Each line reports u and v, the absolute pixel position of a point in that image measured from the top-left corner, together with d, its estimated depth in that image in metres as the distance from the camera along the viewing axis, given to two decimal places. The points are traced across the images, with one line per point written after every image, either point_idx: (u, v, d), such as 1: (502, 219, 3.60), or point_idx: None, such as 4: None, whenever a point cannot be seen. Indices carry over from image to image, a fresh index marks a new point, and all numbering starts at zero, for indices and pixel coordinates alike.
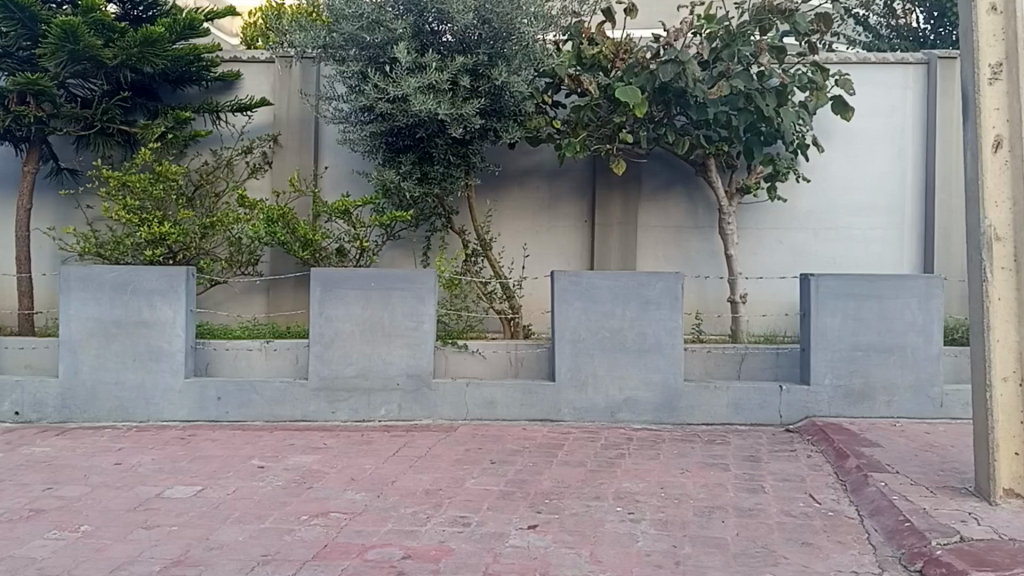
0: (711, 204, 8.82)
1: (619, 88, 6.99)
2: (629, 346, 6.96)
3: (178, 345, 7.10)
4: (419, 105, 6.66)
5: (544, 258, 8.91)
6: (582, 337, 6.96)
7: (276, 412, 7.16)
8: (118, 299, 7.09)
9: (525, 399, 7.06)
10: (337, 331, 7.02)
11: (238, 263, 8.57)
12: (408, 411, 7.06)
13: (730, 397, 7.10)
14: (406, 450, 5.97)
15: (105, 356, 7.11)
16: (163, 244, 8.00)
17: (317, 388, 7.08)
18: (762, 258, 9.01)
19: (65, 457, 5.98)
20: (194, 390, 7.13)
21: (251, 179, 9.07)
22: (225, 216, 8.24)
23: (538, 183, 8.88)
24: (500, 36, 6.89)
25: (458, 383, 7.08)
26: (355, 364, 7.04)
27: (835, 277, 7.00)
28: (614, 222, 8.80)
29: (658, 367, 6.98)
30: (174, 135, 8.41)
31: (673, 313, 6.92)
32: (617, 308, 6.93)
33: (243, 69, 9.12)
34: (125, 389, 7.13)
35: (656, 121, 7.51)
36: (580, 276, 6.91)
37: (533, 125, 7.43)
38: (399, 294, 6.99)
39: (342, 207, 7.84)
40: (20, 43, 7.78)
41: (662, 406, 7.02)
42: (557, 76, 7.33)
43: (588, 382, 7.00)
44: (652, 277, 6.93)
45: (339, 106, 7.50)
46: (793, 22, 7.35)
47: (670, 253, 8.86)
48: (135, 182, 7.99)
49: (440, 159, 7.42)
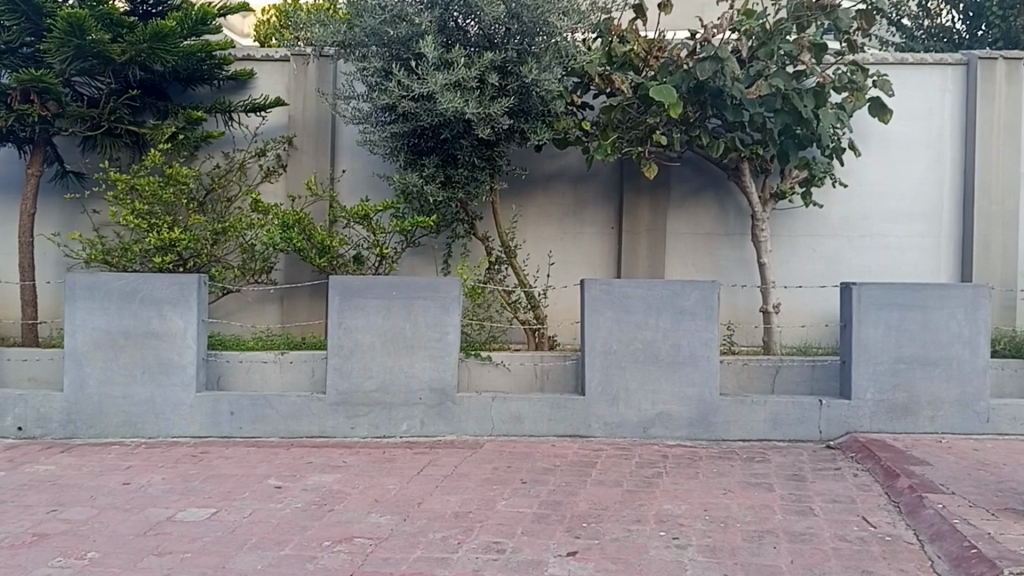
0: (743, 211, 8.57)
1: (654, 87, 6.65)
2: (663, 359, 6.56)
3: (189, 357, 6.78)
4: (447, 103, 6.39)
5: (569, 267, 8.60)
6: (613, 349, 6.56)
7: (293, 428, 6.83)
8: (126, 309, 6.77)
9: (554, 414, 6.69)
10: (357, 343, 6.69)
11: (251, 272, 8.29)
12: (432, 426, 6.73)
13: (769, 412, 6.68)
14: (431, 469, 5.63)
15: (113, 368, 6.80)
16: (174, 251, 7.73)
17: (335, 403, 6.76)
18: (795, 265, 8.65)
19: (71, 476, 5.66)
20: (206, 405, 6.82)
21: (265, 183, 8.77)
22: (237, 222, 7.96)
23: (563, 187, 8.60)
24: (530, 31, 6.64)
25: (483, 398, 6.74)
26: (375, 377, 6.72)
27: (878, 286, 6.60)
28: (642, 229, 8.48)
29: (693, 381, 6.58)
30: (186, 138, 8.13)
31: (709, 323, 6.54)
32: (650, 318, 6.54)
33: (256, 68, 8.85)
34: (133, 404, 6.82)
35: (691, 122, 7.18)
36: (612, 284, 6.54)
37: (562, 126, 7.15)
38: (422, 303, 6.66)
39: (362, 212, 7.53)
40: (23, 38, 7.51)
41: (697, 421, 6.61)
42: (587, 76, 7.07)
43: (620, 397, 6.60)
44: (686, 285, 6.54)
45: (359, 106, 7.26)
46: (835, 18, 6.99)
47: (698, 261, 8.61)
48: (144, 186, 7.73)
49: (465, 161, 7.17)
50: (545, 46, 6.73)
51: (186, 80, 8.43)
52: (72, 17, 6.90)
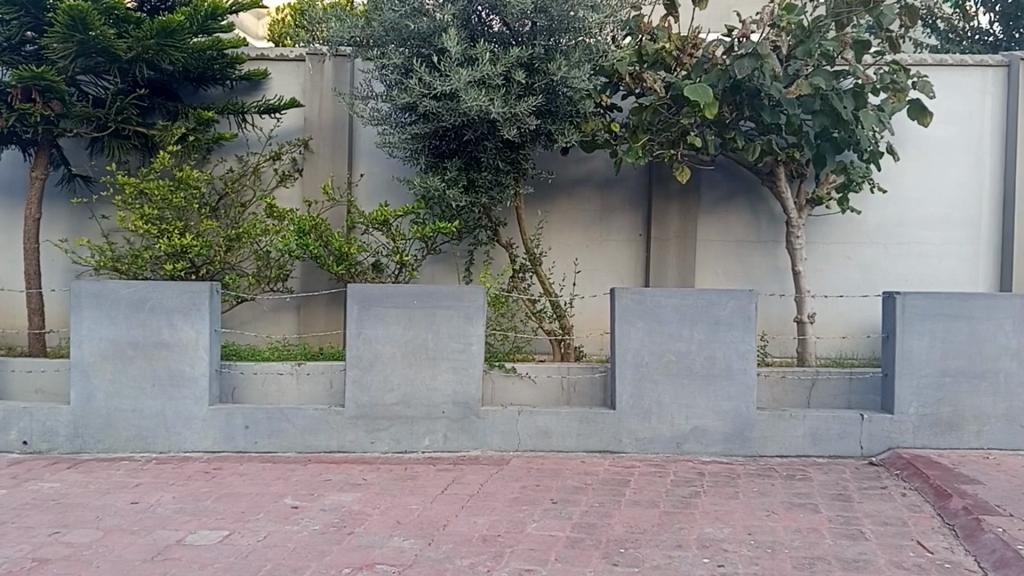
0: (776, 217, 8.36)
1: (688, 86, 6.37)
2: (697, 372, 6.22)
3: (202, 368, 6.50)
4: (471, 101, 6.14)
5: (596, 276, 8.42)
6: (644, 361, 6.23)
7: (310, 443, 6.55)
8: (134, 318, 6.50)
9: (582, 428, 6.37)
10: (377, 355, 6.40)
11: (266, 280, 8.07)
12: (455, 441, 6.43)
13: (808, 425, 6.28)
14: (457, 488, 5.32)
15: (121, 381, 6.53)
16: (186, 257, 7.56)
17: (354, 417, 6.48)
18: (830, 273, 8.34)
19: (77, 494, 5.38)
20: (220, 419, 6.54)
21: (280, 188, 8.57)
22: (251, 227, 7.74)
23: (589, 193, 8.40)
24: (557, 27, 6.40)
25: (509, 411, 6.43)
26: (396, 391, 6.43)
27: (923, 296, 6.18)
28: (671, 236, 8.26)
29: (729, 395, 6.23)
30: (197, 139, 7.96)
31: (746, 335, 6.20)
32: (684, 330, 6.21)
33: (271, 68, 8.65)
34: (143, 418, 6.54)
35: (726, 124, 6.99)
36: (644, 294, 6.21)
37: (590, 129, 6.91)
38: (444, 314, 6.38)
39: (381, 217, 7.30)
40: (24, 33, 7.42)
41: (732, 436, 6.25)
42: (616, 76, 6.86)
43: (652, 411, 6.27)
44: (722, 295, 6.21)
45: (378, 107, 7.04)
46: (877, 14, 6.74)
47: (729, 268, 8.41)
48: (154, 189, 7.52)
49: (488, 164, 6.94)
50: (573, 43, 6.50)
51: (196, 80, 8.27)
52: (73, 11, 6.76)
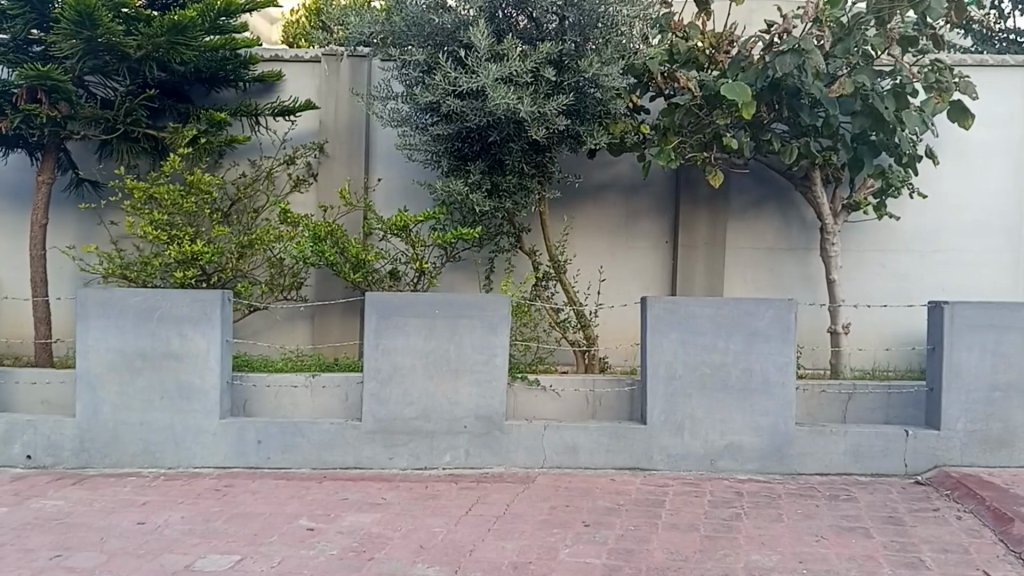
0: (808, 223, 8.06)
1: (726, 84, 6.32)
2: (732, 385, 5.91)
3: (212, 381, 6.23)
4: (500, 98, 5.97)
5: (621, 285, 8.14)
6: (677, 374, 5.92)
7: (325, 459, 6.26)
8: (143, 327, 6.24)
9: (612, 444, 6.06)
10: (396, 367, 6.11)
11: (280, 288, 7.86)
12: (478, 457, 6.14)
13: (850, 442, 5.94)
14: (481, 509, 5.01)
15: (129, 393, 6.27)
16: (197, 265, 7.35)
17: (372, 431, 6.18)
18: (861, 281, 8.04)
19: (80, 513, 5.09)
20: (231, 433, 6.26)
21: (295, 193, 8.39)
22: (264, 234, 7.55)
23: (614, 198, 8.13)
24: (587, 22, 6.30)
25: (535, 426, 6.13)
26: (417, 405, 6.14)
27: (973, 305, 5.84)
28: (699, 243, 8.01)
29: (766, 410, 5.91)
30: (209, 141, 7.72)
31: (784, 346, 5.89)
32: (718, 341, 5.90)
33: (285, 69, 8.44)
34: (151, 432, 6.28)
35: (762, 125, 6.92)
36: (677, 303, 5.90)
37: (619, 130, 6.78)
38: (468, 323, 6.09)
39: (400, 222, 6.98)
40: (29, 31, 7.21)
41: (769, 453, 5.92)
42: (649, 74, 6.78)
43: (684, 426, 5.96)
44: (760, 304, 5.90)
45: (398, 107, 6.89)
46: (924, 8, 6.39)
47: (758, 277, 8.11)
48: (163, 194, 7.37)
49: (513, 168, 6.75)
50: (604, 41, 6.38)
51: (206, 80, 8.08)
52: (80, 5, 6.50)
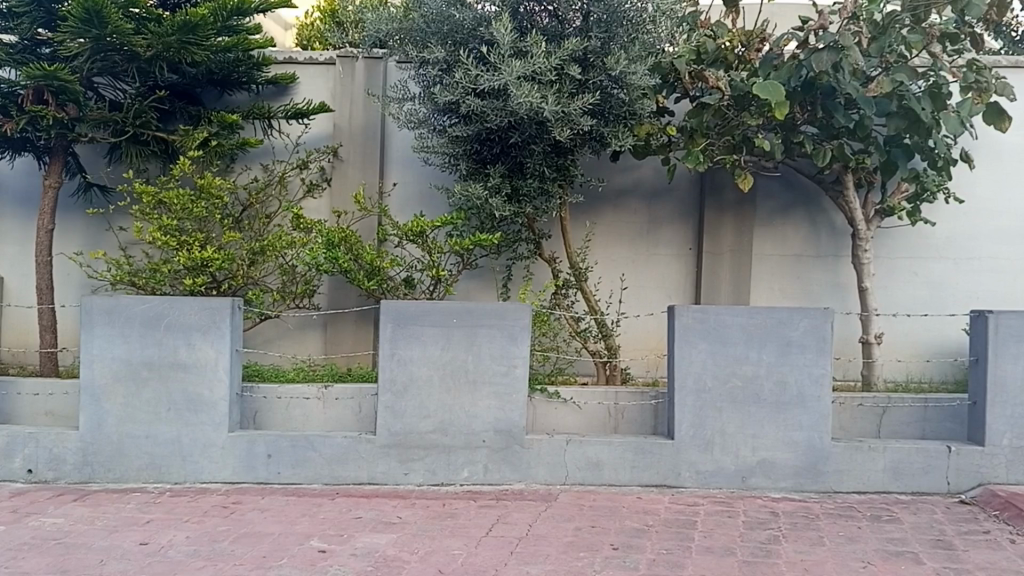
0: (837, 229, 7.79)
1: (758, 83, 6.11)
2: (764, 399, 5.63)
3: (221, 393, 6.01)
4: (523, 96, 5.73)
5: (643, 293, 7.87)
6: (706, 386, 5.64)
7: (337, 474, 6.01)
8: (150, 337, 6.03)
9: (638, 460, 5.78)
10: (412, 378, 5.86)
11: (292, 296, 7.64)
12: (497, 473, 5.87)
13: (889, 459, 5.65)
14: (503, 530, 4.74)
15: (133, 405, 6.05)
16: (207, 272, 7.15)
17: (386, 445, 5.92)
18: (892, 290, 7.74)
19: (80, 533, 4.84)
20: (240, 447, 6.03)
21: (308, 199, 8.16)
22: (277, 240, 7.34)
23: (636, 204, 7.87)
24: (613, 19, 6.06)
25: (556, 440, 5.85)
26: (433, 417, 5.87)
27: (1019, 315, 5.56)
28: (725, 249, 7.70)
29: (799, 424, 5.62)
30: (220, 143, 7.49)
31: (820, 358, 5.61)
32: (750, 352, 5.63)
33: (300, 72, 8.25)
34: (156, 445, 6.06)
35: (795, 125, 6.69)
36: (707, 312, 5.64)
37: (644, 131, 6.57)
38: (487, 332, 5.83)
39: (417, 228, 6.73)
40: (35, 31, 6.97)
41: (804, 469, 5.64)
42: (676, 75, 6.55)
43: (715, 441, 5.67)
44: (794, 313, 5.63)
45: (415, 108, 6.65)
46: (962, 5, 6.13)
47: (786, 285, 7.83)
48: (173, 199, 7.17)
49: (534, 171, 6.52)
50: (630, 39, 6.15)
51: (218, 82, 7.88)
52: (88, 2, 6.26)
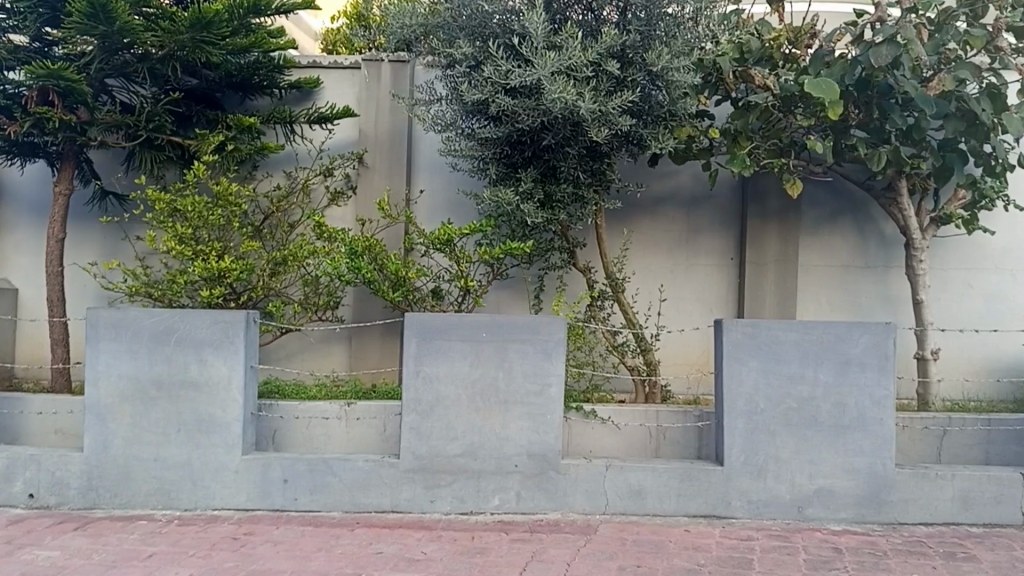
0: (887, 238, 7.32)
1: (809, 82, 5.61)
2: (822, 423, 5.17)
3: (234, 413, 5.62)
4: (558, 93, 5.29)
5: (683, 305, 7.40)
6: (759, 408, 5.19)
7: (358, 500, 5.59)
8: (159, 352, 5.67)
9: (684, 488, 5.32)
10: (438, 397, 5.44)
11: (314, 308, 7.26)
12: (531, 500, 5.43)
13: (958, 487, 5.16)
14: (538, 570, 4.30)
15: (141, 426, 5.67)
16: (224, 283, 6.78)
17: (411, 470, 5.50)
18: (947, 304, 7.22)
19: (74, 570, 4.45)
20: (254, 470, 5.63)
21: (332, 207, 7.77)
22: (298, 249, 6.98)
23: (674, 211, 7.42)
24: (654, 9, 5.63)
25: (595, 465, 5.41)
26: (461, 440, 5.45)
27: None
28: (770, 262, 7.20)
29: (860, 449, 5.15)
30: (237, 147, 7.09)
31: (882, 377, 5.14)
32: (806, 372, 5.18)
33: (323, 76, 7.88)
34: (165, 468, 5.67)
35: (850, 125, 6.15)
36: (759, 325, 5.20)
37: (687, 133, 6.14)
38: (518, 348, 5.41)
39: (443, 236, 6.29)
40: (40, 27, 6.63)
41: (866, 499, 5.16)
42: (720, 73, 6.11)
43: (768, 468, 5.21)
44: (853, 328, 5.16)
45: (442, 110, 6.25)
46: None
47: (833, 297, 7.34)
48: (187, 206, 6.79)
49: (568, 176, 6.09)
50: (672, 32, 5.72)
51: (238, 86, 7.52)
52: None
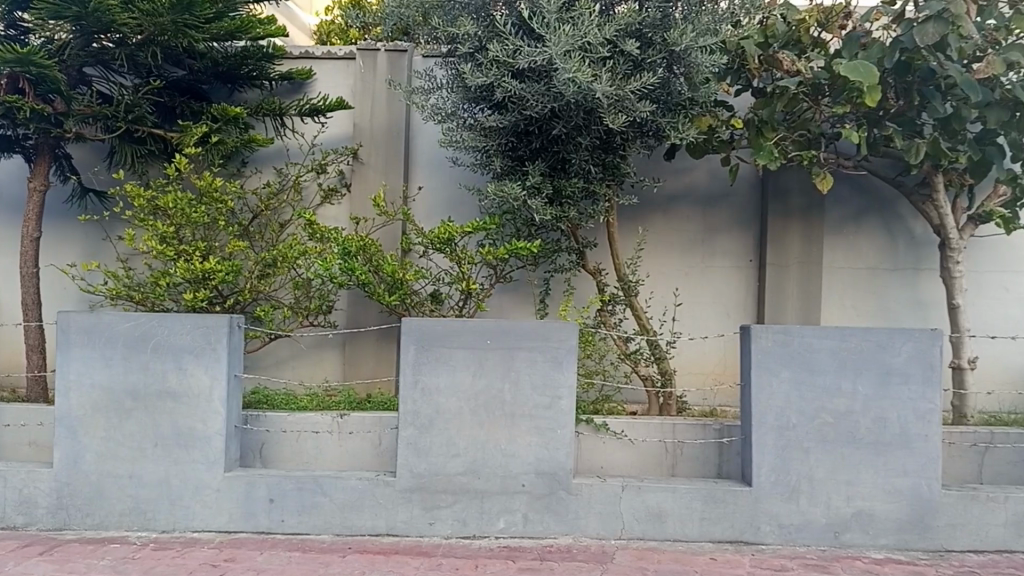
0: (917, 238, 6.83)
1: (846, 65, 5.22)
2: (861, 440, 4.73)
3: (215, 426, 5.15)
4: (573, 72, 4.84)
5: (698, 309, 6.94)
6: (791, 423, 4.76)
7: (350, 523, 5.11)
8: (136, 360, 5.20)
9: (708, 511, 4.86)
10: (439, 410, 4.98)
11: (306, 312, 6.81)
12: (540, 524, 4.96)
13: (1012, 511, 4.71)
14: None
15: (116, 440, 5.20)
16: (209, 285, 6.29)
17: (408, 490, 5.02)
18: (985, 310, 6.75)
19: None
20: (236, 490, 5.15)
21: (325, 206, 7.31)
22: (289, 249, 6.52)
23: (689, 210, 6.95)
24: None
25: (610, 486, 4.95)
26: (463, 457, 4.98)
27: None
28: (792, 262, 6.75)
29: (904, 469, 4.71)
30: (222, 140, 6.59)
31: (927, 390, 4.71)
32: (844, 384, 4.75)
33: (316, 67, 7.42)
34: (141, 487, 5.19)
35: (890, 114, 5.74)
36: (791, 332, 4.77)
37: (707, 123, 5.69)
38: (526, 356, 4.95)
39: (443, 234, 5.81)
40: (10, 9, 6.15)
41: (909, 524, 4.72)
42: (743, 59, 5.67)
43: (801, 489, 4.76)
44: (894, 336, 4.75)
45: (443, 99, 5.80)
46: None
47: (859, 300, 6.88)
48: (168, 202, 6.32)
49: (579, 169, 5.63)
50: (694, 11, 5.27)
51: (226, 76, 7.05)
52: None
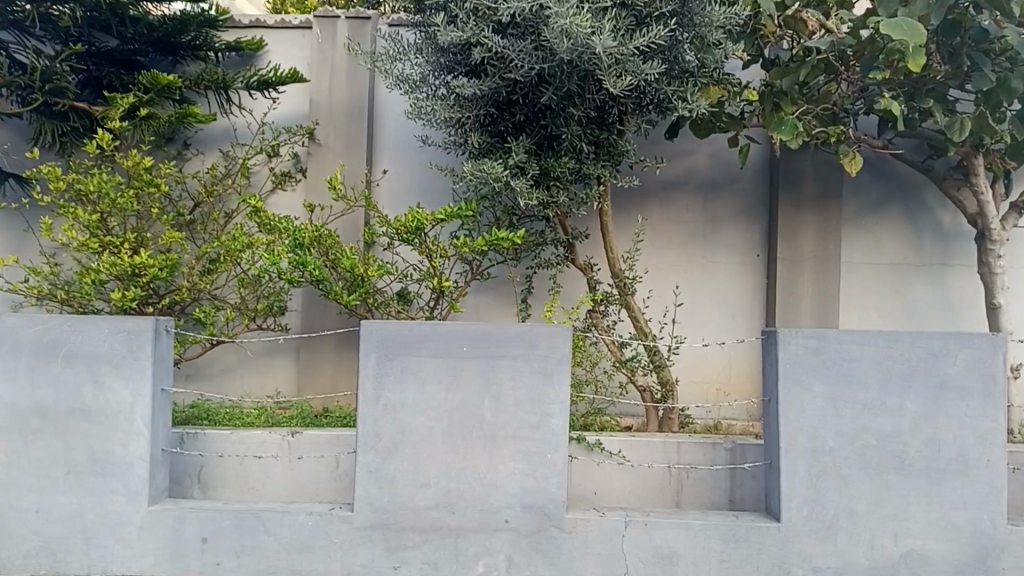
0: (944, 230, 6.09)
1: (885, 21, 4.39)
2: (912, 466, 3.98)
3: (138, 451, 4.27)
4: (568, 21, 4.02)
5: (699, 312, 6.14)
6: (827, 447, 4.00)
7: (298, 567, 4.22)
8: (43, 371, 4.31)
9: (729, 552, 4.06)
10: (405, 432, 4.15)
11: (254, 315, 5.94)
12: (527, 568, 4.13)
13: None
14: None
15: (20, 466, 4.30)
16: (138, 282, 5.40)
17: (368, 528, 4.17)
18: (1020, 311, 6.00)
19: None
20: (160, 526, 4.26)
21: (277, 192, 6.46)
22: (233, 239, 5.65)
23: (689, 199, 6.18)
24: None
25: (611, 522, 4.13)
26: (434, 488, 4.15)
27: None
28: (806, 259, 5.96)
29: (962, 501, 3.96)
30: (154, 114, 5.71)
31: (989, 407, 3.95)
32: (889, 400, 4.00)
33: (268, 37, 6.56)
34: (50, 522, 4.28)
35: (928, 83, 4.94)
36: (826, 336, 4.03)
37: (718, 94, 4.89)
38: (509, 367, 4.13)
39: (411, 223, 4.93)
40: None
41: (970, 567, 3.95)
42: (762, 20, 4.93)
43: (839, 526, 4.00)
44: (949, 342, 3.99)
45: (412, 65, 4.96)
46: None
47: (881, 301, 6.11)
48: (89, 183, 5.40)
49: (569, 147, 4.80)
50: None
51: (163, 44, 6.17)
52: None
